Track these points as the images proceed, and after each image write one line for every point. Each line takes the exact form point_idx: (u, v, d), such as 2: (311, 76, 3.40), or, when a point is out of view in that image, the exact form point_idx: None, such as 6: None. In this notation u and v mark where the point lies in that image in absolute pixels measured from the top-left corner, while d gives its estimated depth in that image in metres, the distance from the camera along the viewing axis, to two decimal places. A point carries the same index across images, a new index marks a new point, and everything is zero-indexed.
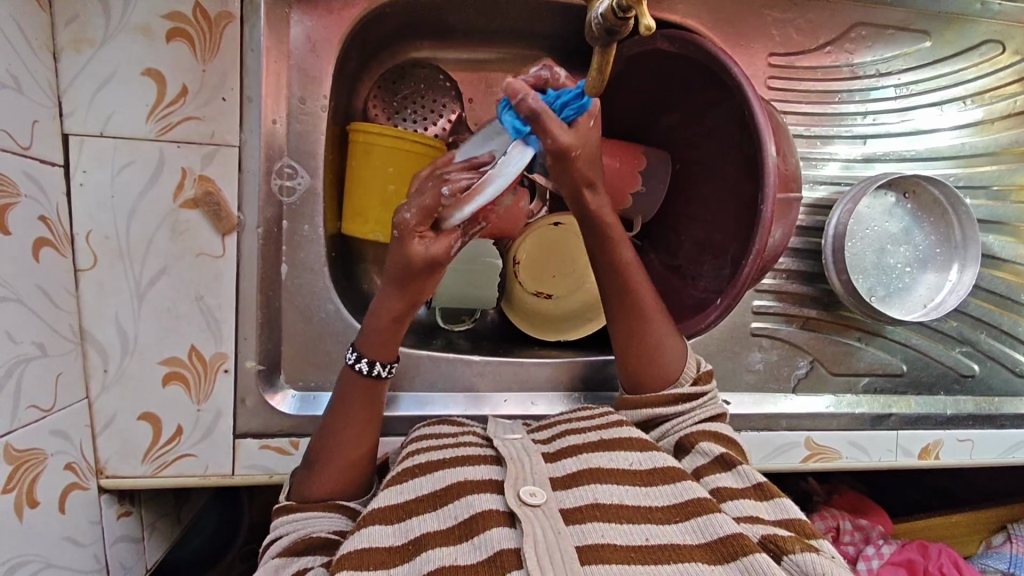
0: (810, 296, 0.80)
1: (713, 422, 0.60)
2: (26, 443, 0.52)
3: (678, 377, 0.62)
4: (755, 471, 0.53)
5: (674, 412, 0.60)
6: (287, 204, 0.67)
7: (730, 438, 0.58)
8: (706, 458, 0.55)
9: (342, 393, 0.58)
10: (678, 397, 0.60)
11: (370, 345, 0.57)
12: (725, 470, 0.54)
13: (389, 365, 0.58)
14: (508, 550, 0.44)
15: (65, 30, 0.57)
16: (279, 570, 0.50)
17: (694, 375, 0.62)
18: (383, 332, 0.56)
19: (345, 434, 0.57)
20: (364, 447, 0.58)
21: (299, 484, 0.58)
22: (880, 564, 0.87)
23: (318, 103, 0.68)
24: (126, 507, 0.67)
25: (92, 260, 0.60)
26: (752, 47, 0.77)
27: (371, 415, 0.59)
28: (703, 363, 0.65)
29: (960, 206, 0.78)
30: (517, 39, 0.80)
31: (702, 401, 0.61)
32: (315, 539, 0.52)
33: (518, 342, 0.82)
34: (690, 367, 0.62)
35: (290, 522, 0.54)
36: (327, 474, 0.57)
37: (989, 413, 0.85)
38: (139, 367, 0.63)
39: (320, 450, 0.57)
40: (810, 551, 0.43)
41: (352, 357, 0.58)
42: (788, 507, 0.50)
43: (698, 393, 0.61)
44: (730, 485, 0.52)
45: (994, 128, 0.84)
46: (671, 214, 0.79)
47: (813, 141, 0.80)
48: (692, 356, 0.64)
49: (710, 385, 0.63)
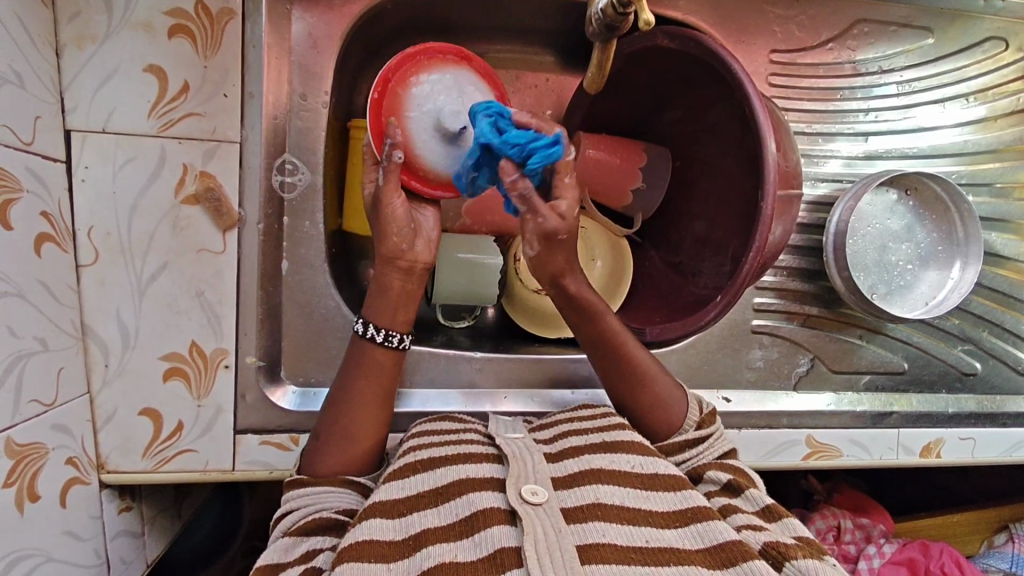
0: (811, 293, 0.80)
1: (722, 460, 0.59)
2: (27, 437, 0.53)
3: (683, 424, 0.61)
4: (764, 494, 0.53)
5: (684, 457, 0.59)
6: (288, 201, 0.67)
7: (739, 469, 0.58)
8: (716, 484, 0.55)
9: (353, 366, 0.59)
10: (685, 443, 0.59)
11: (373, 308, 0.59)
12: (733, 495, 0.54)
13: (394, 334, 0.59)
14: (508, 548, 0.44)
15: (68, 25, 0.57)
16: (288, 550, 0.50)
17: (697, 420, 0.61)
18: (386, 293, 0.59)
19: (346, 408, 0.58)
20: (366, 428, 0.58)
21: (308, 463, 0.58)
22: (881, 563, 0.87)
23: (320, 99, 0.68)
24: (127, 502, 0.67)
25: (93, 256, 0.60)
26: (754, 43, 0.77)
27: (372, 389, 0.59)
28: (706, 403, 0.63)
29: (963, 203, 0.78)
30: (518, 35, 0.81)
31: (707, 443, 0.59)
32: (320, 519, 0.52)
33: (518, 339, 0.82)
34: (692, 411, 0.61)
35: (302, 496, 0.54)
36: (325, 442, 0.57)
37: (992, 411, 0.84)
38: (140, 363, 0.63)
39: (322, 426, 0.58)
40: (811, 557, 0.44)
41: (360, 326, 0.59)
42: (796, 527, 0.49)
43: (702, 437, 0.60)
44: (738, 506, 0.52)
45: (997, 125, 0.84)
46: (672, 210, 0.79)
47: (814, 138, 0.80)
48: (695, 399, 0.63)
49: (714, 425, 0.61)
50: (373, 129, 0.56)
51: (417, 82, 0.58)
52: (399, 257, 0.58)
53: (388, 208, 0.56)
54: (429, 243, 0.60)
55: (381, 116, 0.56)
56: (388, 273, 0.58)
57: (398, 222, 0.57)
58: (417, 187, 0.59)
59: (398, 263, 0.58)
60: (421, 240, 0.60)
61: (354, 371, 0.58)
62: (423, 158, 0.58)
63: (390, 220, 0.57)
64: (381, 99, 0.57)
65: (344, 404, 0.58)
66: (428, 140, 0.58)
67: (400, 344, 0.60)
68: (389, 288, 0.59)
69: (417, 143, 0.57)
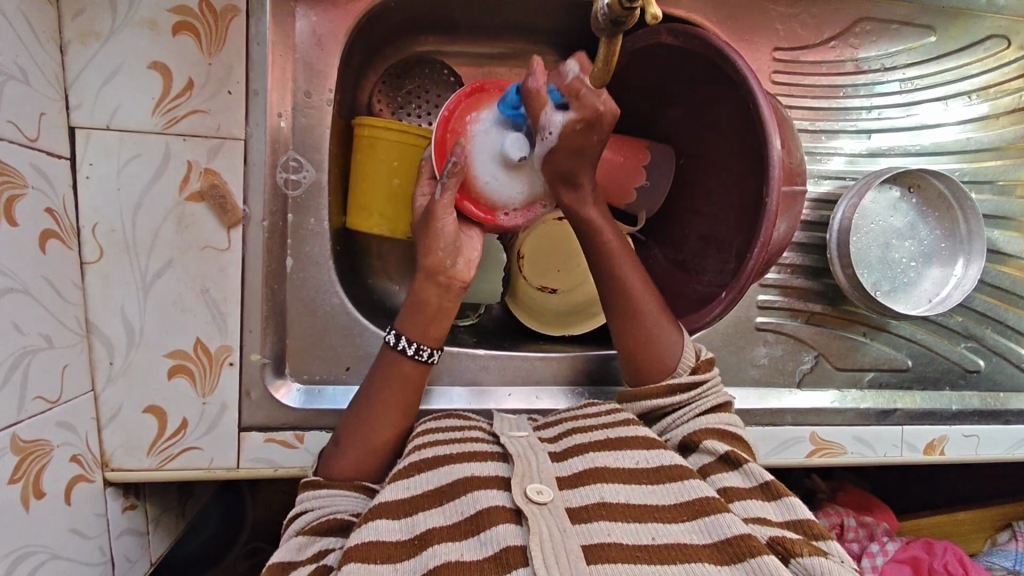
0: (814, 290, 0.80)
1: (713, 412, 0.60)
2: (31, 434, 0.52)
3: (677, 367, 0.63)
4: (762, 469, 0.52)
5: (675, 402, 0.61)
6: (292, 198, 0.67)
7: (737, 435, 0.58)
8: (712, 456, 0.55)
9: (379, 375, 0.59)
10: (679, 387, 0.61)
11: (405, 322, 0.59)
12: (730, 469, 0.53)
13: (424, 349, 0.59)
14: (514, 547, 0.44)
15: (71, 23, 0.57)
16: (301, 549, 0.50)
17: (692, 364, 0.63)
18: (421, 310, 0.59)
19: (371, 416, 0.58)
20: (388, 435, 0.59)
21: (325, 463, 0.59)
22: (885, 560, 0.87)
23: (324, 96, 0.68)
24: (132, 500, 0.67)
25: (98, 253, 0.60)
26: (757, 42, 0.77)
27: (401, 399, 0.59)
28: (704, 351, 0.65)
29: (966, 200, 0.78)
30: (520, 35, 0.81)
31: (703, 391, 0.61)
32: (336, 520, 0.52)
33: (522, 336, 0.82)
34: (688, 355, 0.63)
35: (317, 497, 0.54)
36: (349, 449, 0.58)
37: (995, 408, 0.85)
38: (144, 360, 0.63)
39: (344, 430, 0.59)
40: (819, 555, 0.43)
41: (392, 338, 0.60)
42: (797, 506, 0.49)
43: (697, 382, 0.62)
44: (736, 485, 0.52)
45: (1000, 123, 0.84)
46: (675, 209, 0.79)
47: (817, 136, 0.80)
48: (693, 346, 0.65)
49: (710, 373, 0.63)
50: (436, 152, 0.61)
51: (481, 114, 0.61)
52: (439, 273, 0.59)
53: (438, 224, 0.58)
54: (470, 263, 0.60)
55: (444, 142, 0.61)
56: (427, 288, 0.59)
57: (445, 240, 0.58)
58: (467, 209, 0.61)
59: (437, 278, 0.59)
60: (462, 259, 0.60)
61: (381, 376, 0.59)
62: (481, 183, 0.61)
63: (439, 237, 0.58)
64: (449, 119, 0.61)
65: (366, 410, 0.59)
66: (484, 165, 0.60)
67: (428, 358, 0.60)
68: (422, 302, 0.59)
69: (472, 166, 0.60)
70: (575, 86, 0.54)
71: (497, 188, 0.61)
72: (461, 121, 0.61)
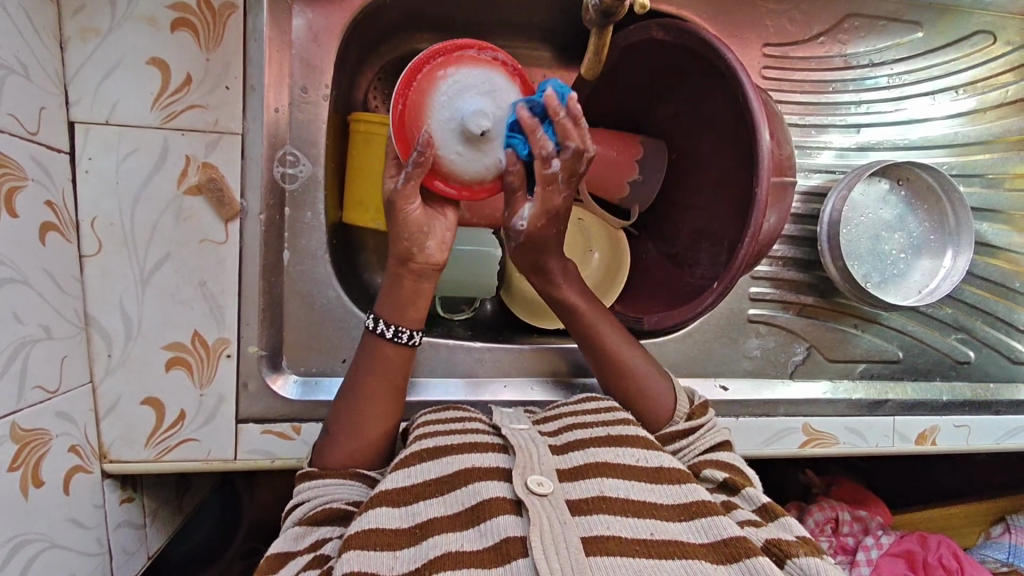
0: (805, 283, 0.81)
1: (713, 452, 0.59)
2: (30, 423, 0.53)
3: (673, 415, 0.63)
4: (760, 494, 0.53)
5: (675, 448, 0.60)
6: (290, 191, 0.68)
7: (734, 466, 0.58)
8: (712, 484, 0.55)
9: (369, 361, 0.60)
10: (676, 433, 0.61)
11: (385, 305, 0.60)
12: (730, 495, 0.53)
13: (404, 330, 0.59)
14: (514, 538, 0.44)
15: (71, 19, 0.58)
16: (299, 540, 0.51)
17: (686, 411, 0.63)
18: (399, 293, 0.59)
19: (363, 403, 0.59)
20: (382, 422, 0.59)
21: (319, 453, 0.59)
22: (879, 554, 0.87)
23: (320, 92, 0.70)
24: (129, 493, 0.68)
25: (97, 246, 0.61)
26: (746, 38, 0.78)
27: (391, 385, 0.60)
28: (696, 397, 0.65)
29: (954, 191, 0.79)
30: (514, 33, 0.82)
31: (695, 435, 0.61)
32: (333, 509, 0.52)
33: (518, 330, 0.83)
34: (681, 403, 0.64)
35: (316, 487, 0.55)
36: (342, 439, 0.58)
37: (986, 399, 0.85)
38: (143, 353, 0.63)
39: (336, 419, 0.59)
40: (814, 556, 0.44)
41: (371, 322, 0.60)
42: (793, 527, 0.49)
43: (693, 427, 0.61)
44: (737, 505, 0.52)
45: (987, 117, 0.85)
46: (667, 202, 0.80)
47: (807, 130, 0.81)
48: (685, 392, 0.65)
49: (705, 416, 0.63)
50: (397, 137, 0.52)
51: (457, 73, 0.52)
52: (411, 260, 0.58)
53: (404, 213, 0.55)
54: (442, 245, 0.58)
55: (403, 121, 0.52)
56: (401, 275, 0.58)
57: (413, 224, 0.56)
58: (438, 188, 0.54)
59: (410, 265, 0.58)
60: (433, 242, 0.58)
61: (367, 361, 0.60)
62: (447, 161, 0.53)
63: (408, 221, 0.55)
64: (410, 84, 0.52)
65: (359, 401, 0.59)
66: (450, 143, 0.53)
67: (410, 339, 0.60)
68: (399, 285, 0.59)
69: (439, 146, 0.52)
70: (550, 180, 0.54)
71: (465, 162, 0.53)
72: (427, 79, 0.52)
